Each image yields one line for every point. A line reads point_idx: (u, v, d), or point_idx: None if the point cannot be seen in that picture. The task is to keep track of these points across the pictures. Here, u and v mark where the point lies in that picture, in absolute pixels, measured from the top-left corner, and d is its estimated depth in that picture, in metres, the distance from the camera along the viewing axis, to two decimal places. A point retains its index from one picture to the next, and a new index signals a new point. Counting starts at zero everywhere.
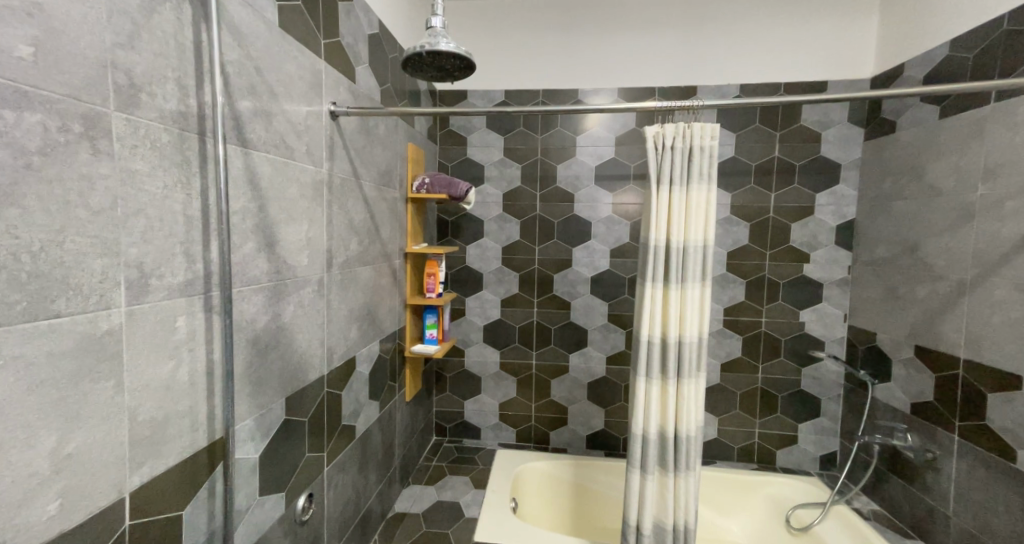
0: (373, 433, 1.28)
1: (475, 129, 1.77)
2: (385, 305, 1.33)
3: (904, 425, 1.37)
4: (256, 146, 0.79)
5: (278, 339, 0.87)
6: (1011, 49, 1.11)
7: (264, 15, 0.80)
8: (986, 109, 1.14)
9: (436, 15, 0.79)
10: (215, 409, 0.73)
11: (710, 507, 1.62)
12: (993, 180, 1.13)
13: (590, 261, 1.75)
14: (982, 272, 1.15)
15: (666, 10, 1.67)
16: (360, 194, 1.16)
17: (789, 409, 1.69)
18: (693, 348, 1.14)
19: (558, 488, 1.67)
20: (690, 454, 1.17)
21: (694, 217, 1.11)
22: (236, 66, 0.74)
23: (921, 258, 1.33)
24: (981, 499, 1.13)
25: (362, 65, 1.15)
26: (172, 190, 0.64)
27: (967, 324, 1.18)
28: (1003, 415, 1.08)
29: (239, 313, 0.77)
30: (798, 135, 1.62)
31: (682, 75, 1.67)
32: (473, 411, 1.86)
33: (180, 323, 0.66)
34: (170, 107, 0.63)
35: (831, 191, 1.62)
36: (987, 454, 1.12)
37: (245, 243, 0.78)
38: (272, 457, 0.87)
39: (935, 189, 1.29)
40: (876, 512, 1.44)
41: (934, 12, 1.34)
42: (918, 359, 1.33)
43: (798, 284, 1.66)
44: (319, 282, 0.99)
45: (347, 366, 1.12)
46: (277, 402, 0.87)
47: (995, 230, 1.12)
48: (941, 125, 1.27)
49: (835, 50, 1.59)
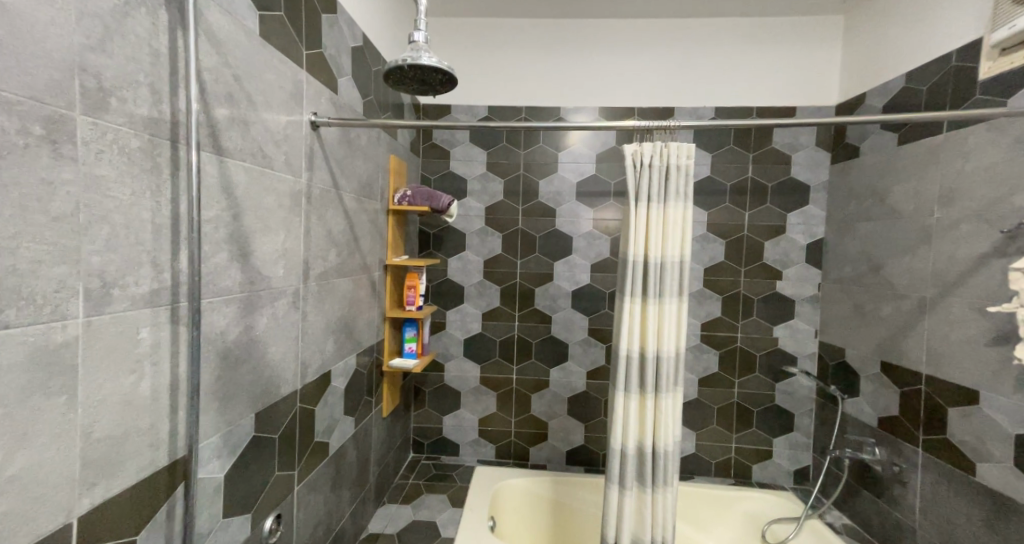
0: (348, 451, 1.24)
1: (458, 143, 1.77)
2: (363, 318, 1.31)
3: (872, 439, 1.40)
4: (231, 153, 0.78)
5: (250, 352, 0.84)
6: (960, 84, 1.19)
7: (244, 24, 0.80)
8: (939, 138, 1.22)
9: (419, 30, 0.80)
10: (180, 426, 0.69)
11: (689, 524, 1.62)
12: (948, 204, 1.19)
13: (571, 275, 1.77)
14: (940, 291, 1.20)
15: (646, 34, 1.72)
16: (340, 205, 1.14)
17: (765, 424, 1.71)
18: (671, 363, 1.15)
19: (538, 505, 1.65)
20: (668, 469, 1.17)
21: (670, 233, 1.13)
22: (213, 73, 0.74)
23: (885, 276, 1.38)
24: (945, 511, 1.16)
25: (345, 77, 1.15)
26: (140, 196, 0.62)
27: (928, 340, 1.23)
28: (963, 429, 1.13)
29: (207, 325, 0.74)
30: (770, 157, 1.68)
31: (662, 97, 1.72)
32: (451, 427, 1.82)
33: (143, 335, 0.63)
34: (142, 112, 0.62)
35: (801, 211, 1.67)
36: (950, 467, 1.16)
37: (216, 253, 0.76)
38: (238, 475, 0.83)
39: (896, 210, 1.35)
40: (848, 526, 1.46)
41: (893, 45, 1.42)
42: (885, 374, 1.37)
43: (771, 300, 1.70)
44: (294, 293, 0.97)
45: (321, 380, 1.09)
46: (247, 417, 0.84)
47: (951, 251, 1.18)
48: (899, 151, 1.35)
49: (804, 77, 1.67)
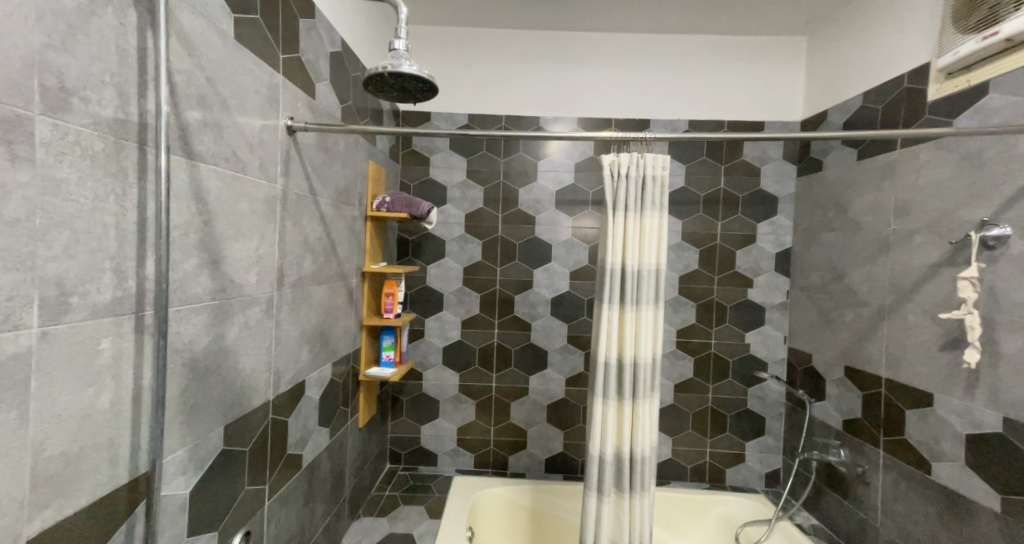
0: (322, 463, 1.21)
1: (438, 150, 1.77)
2: (339, 326, 1.28)
3: (837, 441, 1.46)
4: (203, 157, 0.76)
5: (219, 362, 0.81)
6: (912, 104, 1.26)
7: (218, 27, 0.78)
8: (894, 154, 1.29)
9: (399, 39, 0.80)
10: (143, 441, 0.66)
11: (665, 530, 1.64)
12: (903, 216, 1.26)
13: (550, 282, 1.78)
14: (898, 298, 1.26)
15: (622, 47, 1.77)
16: (316, 211, 1.12)
17: (738, 428, 1.76)
18: (648, 369, 1.17)
19: (516, 514, 1.64)
20: (646, 475, 1.18)
21: (647, 242, 1.15)
22: (184, 75, 0.72)
23: (847, 284, 1.45)
24: (905, 510, 1.22)
25: (322, 82, 1.14)
26: (104, 201, 0.60)
27: (888, 345, 1.29)
28: (919, 430, 1.19)
29: (174, 334, 0.72)
30: (741, 169, 1.74)
31: (637, 109, 1.77)
32: (429, 437, 1.80)
33: (104, 345, 0.60)
34: (107, 113, 0.59)
35: (771, 221, 1.74)
36: (909, 467, 1.21)
37: (185, 259, 0.74)
38: (205, 491, 0.80)
39: (856, 221, 1.42)
40: (816, 526, 1.51)
41: (851, 66, 1.51)
42: (849, 378, 1.42)
43: (743, 307, 1.75)
44: (268, 301, 0.95)
45: (295, 390, 1.06)
46: (215, 430, 0.81)
47: (907, 260, 1.24)
48: (859, 165, 1.42)
49: (771, 93, 1.74)
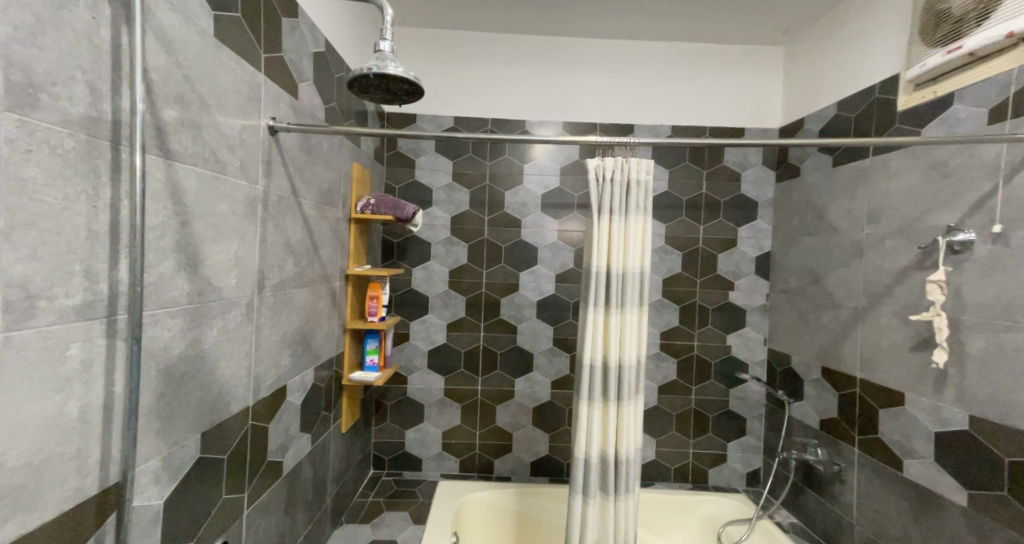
0: (303, 469, 1.18)
1: (423, 152, 1.76)
2: (322, 330, 1.26)
3: (815, 440, 1.49)
4: (180, 157, 0.74)
5: (197, 368, 0.79)
6: (883, 114, 1.31)
7: (197, 24, 0.77)
8: (867, 161, 1.33)
9: (384, 40, 0.80)
10: (115, 450, 0.64)
11: (649, 530, 1.65)
12: (875, 221, 1.30)
13: (536, 285, 1.78)
14: (871, 301, 1.30)
15: (607, 53, 1.79)
16: (299, 212, 1.11)
17: (720, 428, 1.78)
18: (632, 371, 1.18)
19: (501, 518, 1.63)
20: (630, 476, 1.19)
21: (632, 245, 1.17)
22: (161, 73, 0.70)
23: (824, 287, 1.49)
24: (879, 506, 1.25)
25: (306, 82, 1.12)
26: (74, 201, 0.58)
27: (862, 346, 1.33)
28: (892, 429, 1.23)
29: (148, 338, 0.70)
30: (722, 174, 1.77)
31: (622, 114, 1.79)
32: (413, 441, 1.78)
33: (73, 351, 0.58)
34: (78, 110, 0.58)
35: (751, 225, 1.77)
36: (882, 465, 1.25)
37: (161, 261, 0.72)
38: (180, 500, 0.78)
39: (832, 226, 1.46)
40: (795, 524, 1.54)
41: (826, 76, 1.55)
42: (826, 379, 1.46)
43: (725, 309, 1.78)
44: (247, 304, 0.92)
45: (275, 396, 1.03)
46: (192, 438, 0.79)
47: (879, 264, 1.29)
48: (834, 171, 1.46)
49: (751, 100, 1.78)
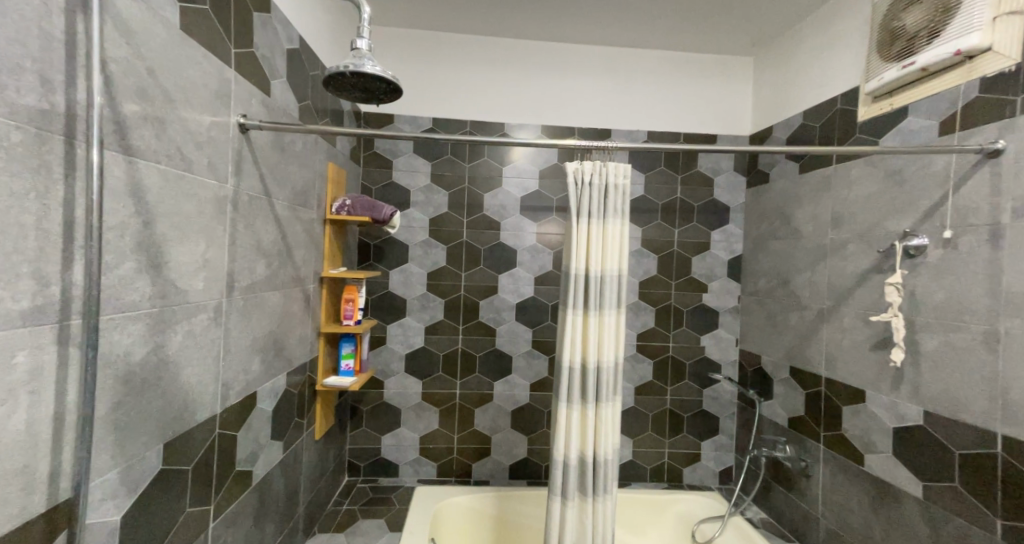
0: (274, 478, 1.14)
1: (401, 153, 1.74)
2: (295, 334, 1.23)
3: (784, 438, 1.54)
4: (142, 154, 0.71)
5: (159, 375, 0.75)
6: (846, 124, 1.37)
7: (162, 15, 0.73)
8: (831, 169, 1.39)
9: (362, 38, 0.78)
10: (67, 464, 0.60)
11: (627, 530, 1.67)
12: (839, 226, 1.36)
13: (515, 287, 1.78)
14: (835, 302, 1.36)
15: (585, 58, 1.81)
16: (271, 213, 1.07)
17: (694, 428, 1.82)
18: (610, 373, 1.19)
19: (479, 522, 1.62)
20: (608, 477, 1.20)
21: (610, 247, 1.18)
22: (121, 65, 0.67)
23: (792, 289, 1.54)
24: (843, 500, 1.30)
25: (278, 79, 1.09)
26: (22, 198, 0.54)
27: (827, 346, 1.38)
28: (854, 425, 1.28)
29: (105, 344, 0.66)
30: (696, 179, 1.82)
31: (599, 118, 1.81)
32: (390, 447, 1.74)
33: (19, 358, 0.55)
34: (27, 102, 0.54)
35: (723, 229, 1.83)
36: (846, 460, 1.30)
37: (121, 263, 0.68)
38: (140, 515, 0.74)
39: (799, 230, 1.52)
40: (765, 520, 1.59)
41: (792, 86, 1.62)
42: (793, 378, 1.51)
43: (698, 311, 1.83)
44: (216, 308, 0.89)
45: (245, 403, 0.99)
46: (153, 449, 0.75)
47: (842, 267, 1.34)
48: (801, 178, 1.52)
49: (723, 108, 1.84)
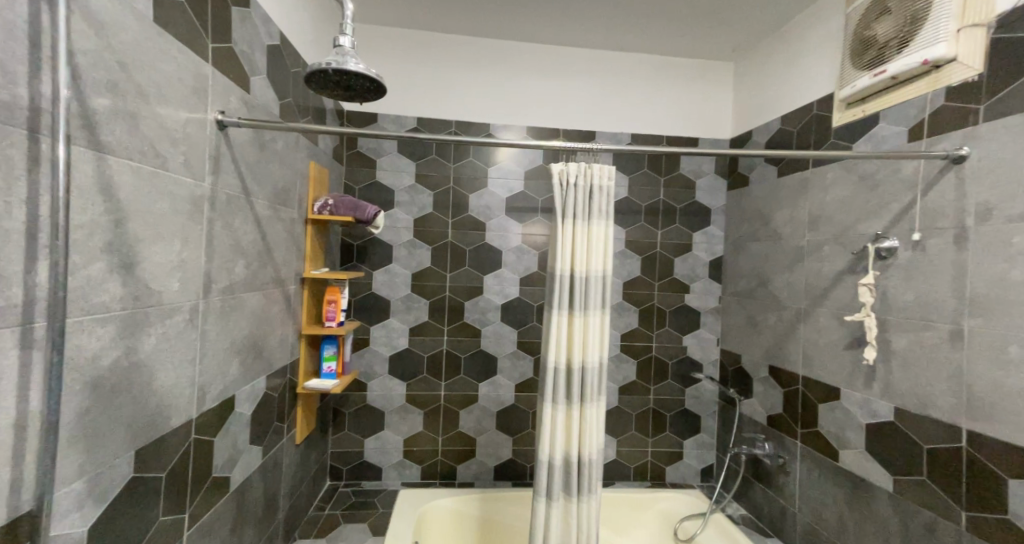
0: (253, 485, 1.11)
1: (384, 152, 1.72)
2: (275, 336, 1.20)
3: (762, 435, 1.58)
4: (112, 150, 0.68)
5: (131, 379, 0.73)
6: (821, 129, 1.41)
7: (134, 6, 0.71)
8: (807, 173, 1.43)
9: (345, 35, 0.77)
10: (31, 473, 0.57)
11: (610, 529, 1.68)
12: (815, 229, 1.40)
13: (500, 288, 1.78)
14: (811, 302, 1.40)
15: (569, 60, 1.82)
16: (250, 212, 1.05)
17: (677, 427, 1.85)
18: (595, 373, 1.20)
19: (464, 525, 1.61)
20: (592, 477, 1.21)
21: (594, 248, 1.19)
22: (90, 57, 0.65)
23: (770, 290, 1.58)
24: (818, 495, 1.34)
25: (258, 75, 1.06)
26: None
27: (804, 345, 1.42)
28: (829, 422, 1.32)
29: (72, 348, 0.63)
30: (678, 182, 1.85)
31: (584, 120, 1.83)
32: (373, 450, 1.72)
33: None
34: None
35: (705, 231, 1.86)
36: (821, 456, 1.34)
37: (90, 264, 0.65)
38: (110, 525, 0.71)
39: (778, 232, 1.56)
40: (744, 516, 1.62)
41: (771, 92, 1.66)
42: (772, 376, 1.55)
43: (681, 311, 1.85)
44: (192, 310, 0.86)
45: (222, 407, 0.97)
46: (124, 457, 0.73)
47: (818, 268, 1.38)
48: (779, 181, 1.56)
49: (704, 112, 1.87)
